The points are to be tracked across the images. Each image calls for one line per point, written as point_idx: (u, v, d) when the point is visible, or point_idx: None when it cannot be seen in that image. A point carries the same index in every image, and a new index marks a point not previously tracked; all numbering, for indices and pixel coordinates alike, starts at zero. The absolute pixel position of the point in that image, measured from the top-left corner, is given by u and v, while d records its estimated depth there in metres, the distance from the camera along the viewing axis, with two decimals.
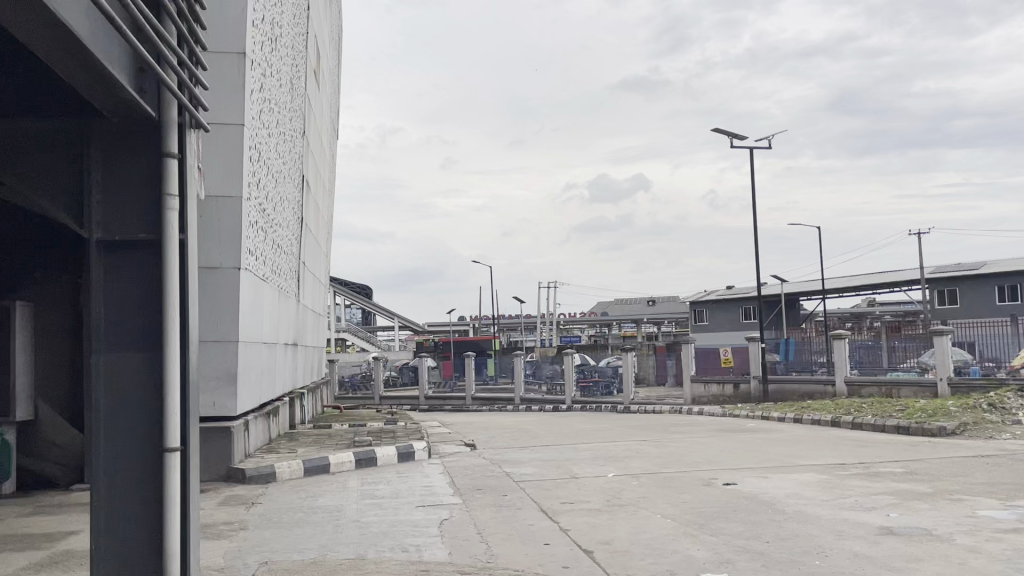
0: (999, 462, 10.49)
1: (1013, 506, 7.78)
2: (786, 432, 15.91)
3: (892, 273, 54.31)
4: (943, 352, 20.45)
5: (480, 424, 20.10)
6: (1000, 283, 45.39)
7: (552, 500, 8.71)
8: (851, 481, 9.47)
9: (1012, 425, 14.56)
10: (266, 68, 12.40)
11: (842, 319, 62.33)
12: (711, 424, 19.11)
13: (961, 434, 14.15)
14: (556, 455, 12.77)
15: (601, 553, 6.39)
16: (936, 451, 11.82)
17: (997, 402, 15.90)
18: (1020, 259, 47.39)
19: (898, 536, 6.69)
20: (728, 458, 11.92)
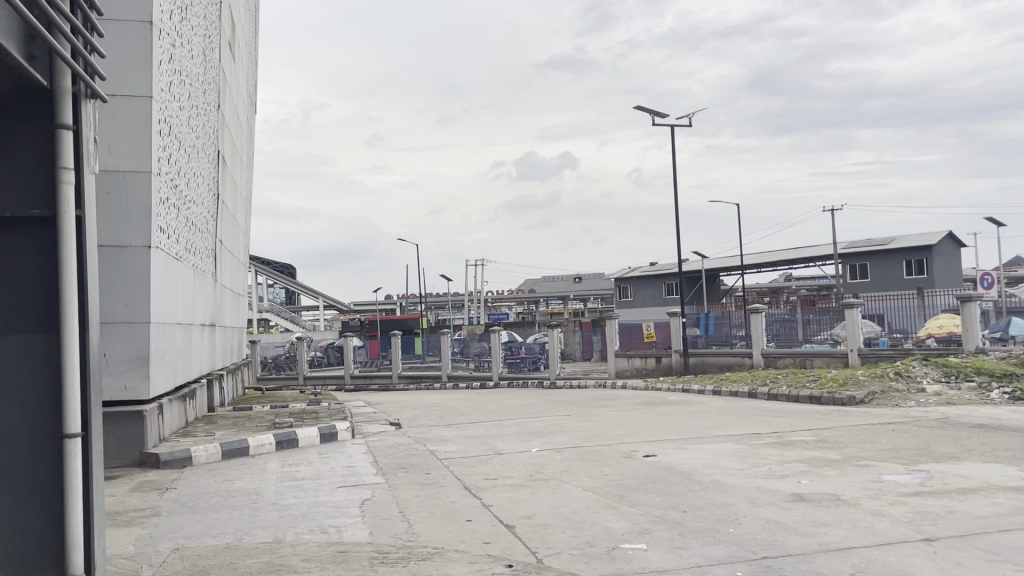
0: (903, 429, 11.01)
1: (915, 470, 8.17)
2: (706, 403, 16.35)
3: (809, 248, 56.18)
4: (973, 320, 19.72)
5: (406, 403, 20.02)
6: (908, 257, 47.45)
7: (475, 477, 8.74)
8: (766, 450, 9.77)
9: (917, 393, 15.27)
10: (176, 38, 11.92)
11: (761, 293, 64.22)
12: (633, 397, 19.49)
13: (869, 402, 14.77)
14: (481, 432, 12.81)
15: (523, 528, 6.42)
16: (846, 419, 12.29)
17: (903, 370, 16.67)
18: (926, 234, 49.58)
19: (809, 503, 6.92)
20: (648, 430, 12.16)
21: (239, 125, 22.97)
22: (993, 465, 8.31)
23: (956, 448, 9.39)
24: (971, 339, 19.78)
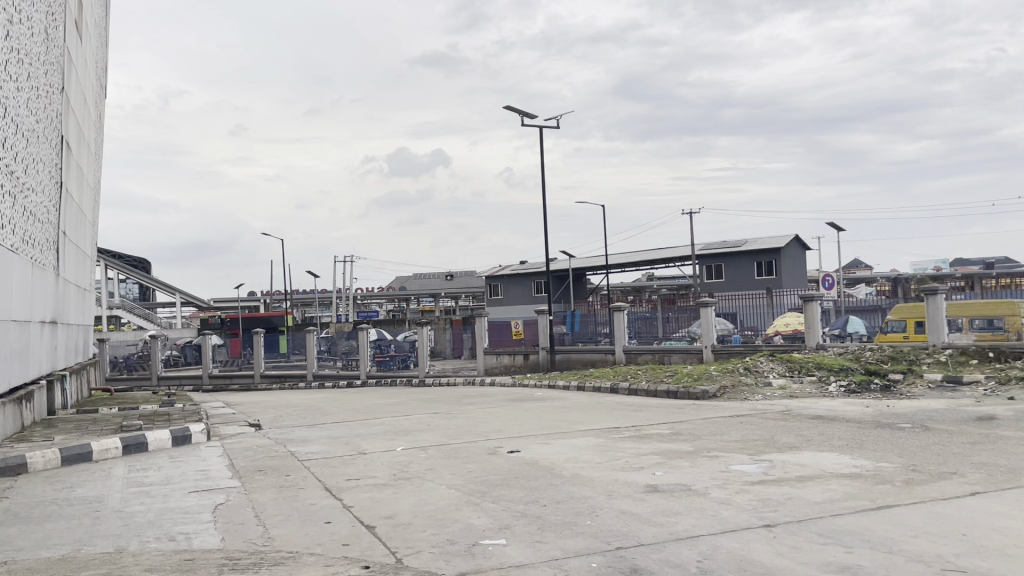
0: (750, 421, 11.66)
1: (760, 460, 8.67)
2: (569, 399, 16.75)
3: (669, 249, 58.61)
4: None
5: (267, 403, 19.39)
6: (758, 259, 50.40)
7: (336, 478, 8.57)
8: (624, 443, 10.09)
9: (764, 386, 16.22)
10: (13, 13, 11.03)
11: (625, 292, 66.36)
12: (500, 394, 19.70)
13: (721, 396, 15.55)
14: (345, 431, 12.58)
15: (384, 527, 6.35)
16: (699, 413, 12.89)
17: (751, 365, 17.66)
18: (774, 237, 52.80)
19: (661, 493, 7.20)
20: (513, 427, 12.32)
21: (86, 109, 21.58)
22: (828, 453, 8.93)
23: (797, 439, 10.03)
24: (1002, 337, 18.44)
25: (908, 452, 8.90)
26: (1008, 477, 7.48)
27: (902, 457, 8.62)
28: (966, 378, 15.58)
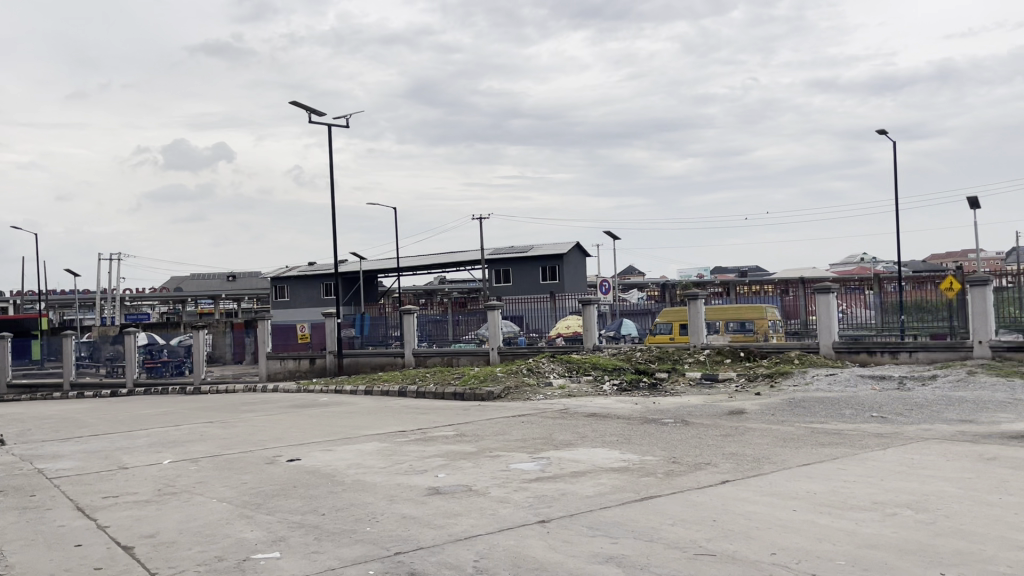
0: (531, 420, 12.06)
1: (538, 458, 8.98)
2: (355, 404, 16.46)
3: (460, 252, 59.46)
4: (829, 312, 19.49)
5: (13, 416, 17.34)
6: (544, 265, 52.45)
7: (91, 496, 7.81)
8: (408, 446, 10.06)
9: (545, 386, 16.87)
10: None
11: (415, 295, 66.50)
12: (283, 400, 18.97)
13: (505, 397, 15.98)
14: (104, 444, 11.52)
15: (143, 547, 5.87)
16: (483, 413, 13.16)
17: (534, 366, 18.29)
18: (559, 244, 55.19)
19: (442, 495, 7.25)
20: (295, 434, 11.89)
21: None
22: (600, 449, 9.44)
23: (573, 436, 10.52)
24: (830, 334, 19.41)
25: (670, 445, 9.62)
26: (753, 465, 8.29)
27: (666, 450, 9.30)
28: (722, 375, 17.13)
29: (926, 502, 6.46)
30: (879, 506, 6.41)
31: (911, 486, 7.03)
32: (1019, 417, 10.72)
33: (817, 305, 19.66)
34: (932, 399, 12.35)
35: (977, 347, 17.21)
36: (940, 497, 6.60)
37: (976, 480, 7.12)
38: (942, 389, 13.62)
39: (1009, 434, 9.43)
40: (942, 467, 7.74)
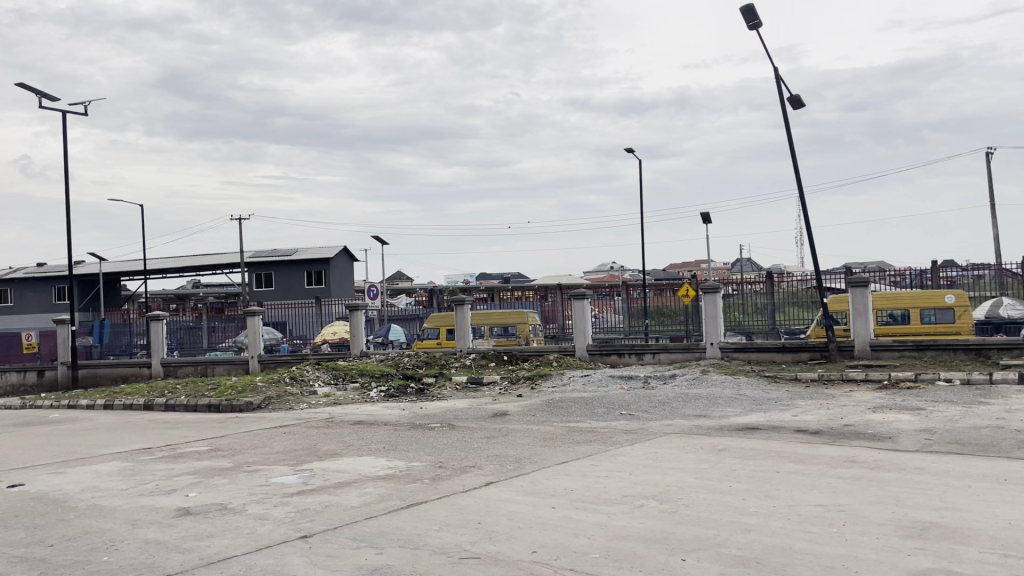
0: (294, 431, 11.58)
1: (300, 470, 8.62)
2: (93, 420, 14.88)
3: (217, 255, 56.13)
4: (584, 316, 20.56)
5: None
6: (309, 269, 50.96)
7: None
8: (155, 465, 9.24)
9: (309, 396, 16.28)
10: None
11: (166, 300, 61.76)
12: (1, 419, 16.71)
13: (265, 407, 15.24)
14: None
15: None
16: (241, 425, 12.44)
17: (297, 375, 17.59)
18: (325, 248, 53.87)
19: (192, 516, 6.71)
20: (17, 457, 10.48)
21: None
22: (366, 457, 9.27)
23: (337, 445, 10.24)
24: (584, 338, 20.48)
25: (436, 450, 9.66)
26: (515, 466, 8.55)
27: (431, 455, 9.32)
28: (486, 379, 17.56)
29: (669, 493, 7.01)
30: (628, 499, 6.85)
31: (656, 478, 7.60)
32: (744, 411, 12.01)
33: (572, 311, 20.72)
34: (672, 397, 13.48)
35: (709, 347, 18.97)
36: (680, 487, 7.19)
37: (710, 470, 7.84)
38: (681, 387, 14.93)
39: (735, 427, 10.52)
40: (682, 459, 8.45)
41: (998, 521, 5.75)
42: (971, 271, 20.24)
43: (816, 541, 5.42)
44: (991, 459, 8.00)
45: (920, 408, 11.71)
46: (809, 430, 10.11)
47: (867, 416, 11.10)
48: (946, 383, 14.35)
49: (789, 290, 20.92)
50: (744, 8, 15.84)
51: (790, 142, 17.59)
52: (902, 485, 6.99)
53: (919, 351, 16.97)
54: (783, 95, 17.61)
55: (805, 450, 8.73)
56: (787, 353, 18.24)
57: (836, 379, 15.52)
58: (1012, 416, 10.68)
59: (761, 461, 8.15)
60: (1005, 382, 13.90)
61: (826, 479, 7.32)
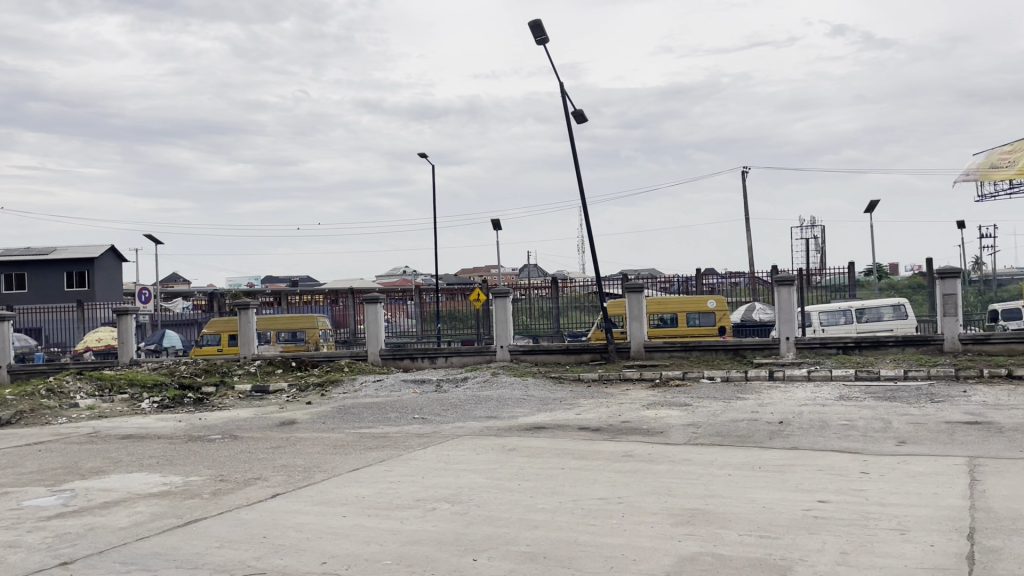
0: (51, 448, 10.45)
1: (60, 491, 7.79)
2: None
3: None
4: (377, 320, 20.38)
5: None
6: (68, 270, 46.37)
7: None
8: None
9: (69, 409, 14.79)
10: None
11: None
12: None
13: (16, 423, 13.64)
14: None
15: None
16: None
17: (55, 386, 15.89)
18: (88, 247, 49.24)
19: None
20: None
21: None
22: (137, 474, 8.55)
23: (103, 462, 9.36)
24: (376, 343, 20.25)
25: (216, 463, 9.12)
26: (303, 475, 8.27)
27: (212, 468, 8.79)
28: (273, 387, 16.85)
29: (460, 494, 7.09)
30: (421, 503, 6.84)
31: (447, 480, 7.65)
32: (532, 411, 12.42)
33: (365, 315, 20.46)
34: (463, 399, 13.66)
35: (499, 350, 19.44)
36: (471, 488, 7.30)
37: (500, 470, 8.02)
38: (472, 390, 15.18)
39: (523, 427, 10.86)
40: (473, 460, 8.58)
41: (754, 504, 6.36)
42: (728, 279, 21.94)
43: (598, 533, 5.71)
44: (747, 448, 8.85)
45: (687, 404, 12.72)
46: (591, 428, 10.65)
47: (642, 413, 11.88)
48: (710, 380, 15.71)
49: (572, 295, 21.97)
50: (532, 23, 16.42)
51: (574, 154, 18.49)
52: (673, 476, 7.55)
53: (686, 351, 18.43)
54: (568, 110, 18.46)
55: (588, 447, 9.18)
56: (571, 356, 19.11)
57: (615, 379, 16.47)
58: (764, 408, 11.91)
59: (547, 459, 8.47)
60: (758, 379, 15.45)
61: (606, 473, 7.75)
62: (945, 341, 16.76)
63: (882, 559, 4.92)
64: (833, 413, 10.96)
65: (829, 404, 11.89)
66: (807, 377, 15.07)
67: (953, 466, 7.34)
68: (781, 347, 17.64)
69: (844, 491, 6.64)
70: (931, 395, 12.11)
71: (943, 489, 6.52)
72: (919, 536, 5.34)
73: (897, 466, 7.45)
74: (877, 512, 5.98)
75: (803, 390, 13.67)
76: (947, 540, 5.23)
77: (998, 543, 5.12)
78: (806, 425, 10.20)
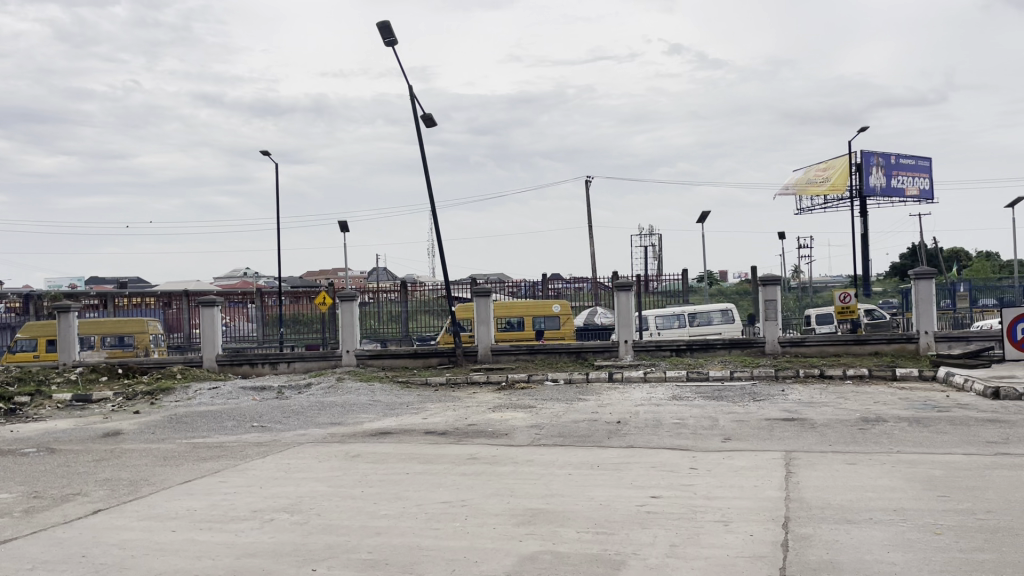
0: None
1: None
2: None
3: None
4: (213, 325, 19.53)
5: None
6: None
7: None
8: None
9: None
10: None
11: None
12: None
13: None
14: None
15: None
16: None
17: None
18: None
19: None
20: None
21: None
22: None
23: None
24: (213, 349, 19.45)
25: (30, 479, 8.40)
26: (130, 489, 7.75)
27: (24, 485, 8.08)
28: (96, 396, 15.71)
29: (301, 503, 6.89)
30: (258, 514, 6.59)
31: (287, 490, 7.41)
32: (377, 416, 12.27)
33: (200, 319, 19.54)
34: (306, 406, 13.30)
35: (345, 355, 19.05)
36: (312, 497, 7.11)
37: (342, 477, 7.87)
38: (317, 395, 14.80)
39: (368, 432, 10.71)
40: (314, 468, 8.36)
41: (592, 502, 6.58)
42: (573, 285, 22.92)
43: (441, 537, 5.71)
44: (587, 448, 9.15)
45: (532, 406, 12.99)
46: (436, 432, 10.65)
47: (488, 416, 12.02)
48: (553, 382, 16.11)
49: (421, 298, 21.85)
50: (380, 24, 16.25)
51: (422, 158, 18.46)
52: (516, 476, 7.68)
53: (531, 354, 18.81)
54: (417, 113, 18.41)
55: (433, 451, 9.18)
56: (419, 359, 19.04)
57: (462, 383, 16.55)
58: (603, 409, 12.36)
59: (392, 465, 8.39)
60: (599, 380, 16.01)
61: (451, 477, 7.76)
62: (766, 344, 18.01)
63: (709, 550, 5.23)
64: (666, 413, 11.54)
65: (663, 403, 12.51)
66: (643, 378, 15.77)
67: (772, 460, 7.91)
68: (620, 349, 18.34)
69: (674, 486, 7.01)
70: (754, 394, 12.99)
71: (763, 481, 7.02)
72: (740, 527, 5.71)
73: (721, 462, 7.94)
74: (704, 505, 6.34)
75: (640, 391, 14.30)
76: (766, 529, 5.62)
77: (808, 530, 5.57)
78: (642, 424, 10.67)
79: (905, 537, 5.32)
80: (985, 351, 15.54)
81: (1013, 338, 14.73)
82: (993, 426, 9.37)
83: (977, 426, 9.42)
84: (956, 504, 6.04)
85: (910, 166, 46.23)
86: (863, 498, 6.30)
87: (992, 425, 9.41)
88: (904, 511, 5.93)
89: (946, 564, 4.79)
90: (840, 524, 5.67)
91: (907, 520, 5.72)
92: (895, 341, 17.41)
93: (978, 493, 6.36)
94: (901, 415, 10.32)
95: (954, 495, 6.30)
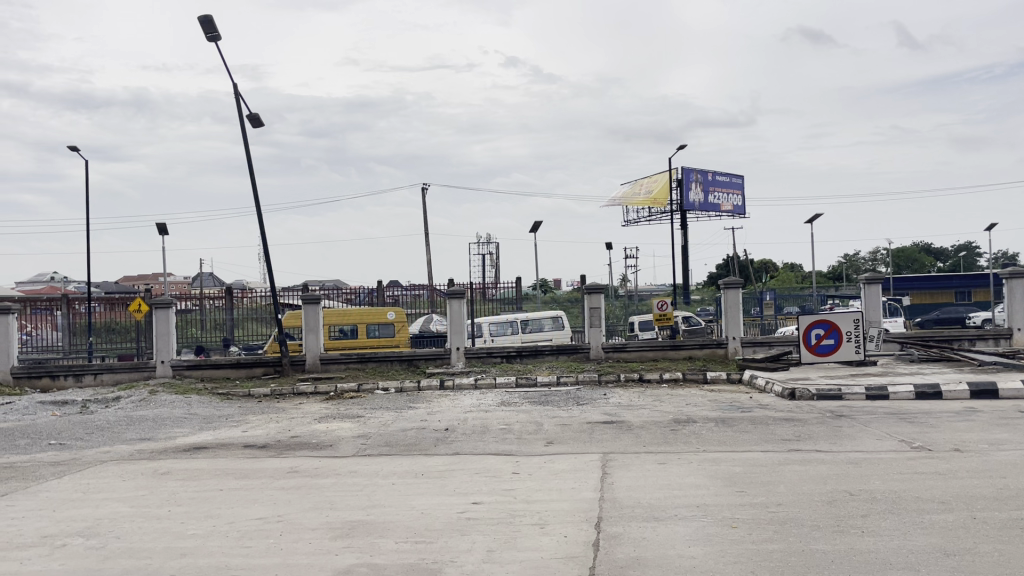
0: None
1: None
2: None
3: None
4: (7, 335, 17.87)
5: None
6: None
7: None
8: None
9: None
10: None
11: None
12: None
13: None
14: None
15: None
16: None
17: None
18: None
19: None
20: None
21: None
22: None
23: None
24: (6, 360, 17.79)
25: None
26: None
27: None
28: None
29: (99, 527, 6.37)
30: (47, 540, 6.04)
31: (84, 512, 6.86)
32: (191, 431, 11.59)
33: None
34: (113, 422, 12.31)
35: (159, 365, 17.93)
36: (112, 519, 6.60)
37: (148, 497, 7.35)
38: (125, 410, 13.75)
39: (182, 448, 10.11)
40: (117, 488, 7.77)
41: (412, 511, 6.55)
42: (410, 290, 21.99)
43: (252, 555, 5.48)
44: (412, 456, 9.09)
45: (360, 415, 12.77)
46: (256, 445, 10.22)
47: (312, 427, 11.67)
48: (383, 391, 15.89)
49: (249, 306, 20.78)
50: (202, 18, 15.50)
51: (248, 160, 17.76)
52: (336, 489, 7.50)
53: (361, 363, 18.50)
54: (242, 113, 17.69)
55: (250, 466, 8.79)
56: (242, 370, 18.24)
57: (288, 393, 16.00)
58: (432, 416, 12.33)
59: (205, 482, 7.96)
60: (430, 389, 15.95)
61: (266, 491, 7.46)
62: (591, 349, 18.70)
63: (523, 553, 5.33)
64: (493, 419, 11.67)
65: (490, 410, 12.66)
66: (474, 385, 15.90)
67: (591, 462, 8.21)
68: (452, 357, 18.42)
69: (496, 491, 7.10)
70: (577, 398, 13.39)
71: (580, 483, 7.26)
72: (556, 528, 5.86)
73: (543, 465, 8.14)
74: (522, 509, 6.47)
75: (470, 398, 14.39)
76: (579, 529, 5.80)
77: (619, 528, 5.80)
78: (469, 431, 10.76)
79: (705, 531, 5.66)
80: (784, 354, 16.92)
81: (807, 343, 16.14)
82: (788, 425, 10.19)
83: (774, 425, 10.21)
84: (752, 498, 6.53)
85: (724, 183, 49.53)
86: (670, 497, 6.65)
87: (787, 423, 10.23)
88: (706, 507, 6.31)
89: (740, 555, 5.14)
90: (648, 521, 5.95)
91: (708, 514, 6.10)
92: (707, 346, 18.57)
93: (771, 487, 6.88)
94: (709, 416, 11.03)
95: (751, 490, 6.78)
